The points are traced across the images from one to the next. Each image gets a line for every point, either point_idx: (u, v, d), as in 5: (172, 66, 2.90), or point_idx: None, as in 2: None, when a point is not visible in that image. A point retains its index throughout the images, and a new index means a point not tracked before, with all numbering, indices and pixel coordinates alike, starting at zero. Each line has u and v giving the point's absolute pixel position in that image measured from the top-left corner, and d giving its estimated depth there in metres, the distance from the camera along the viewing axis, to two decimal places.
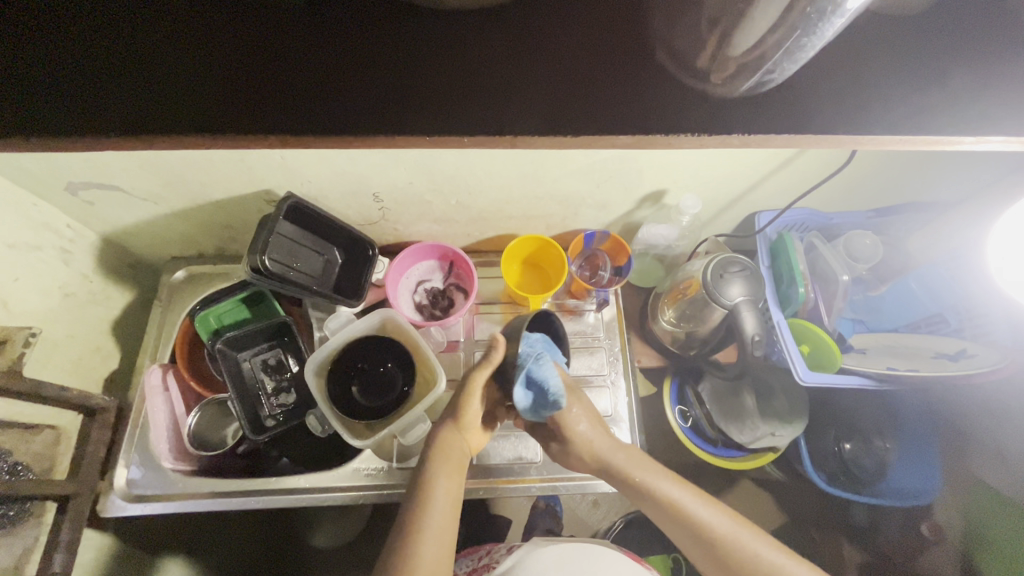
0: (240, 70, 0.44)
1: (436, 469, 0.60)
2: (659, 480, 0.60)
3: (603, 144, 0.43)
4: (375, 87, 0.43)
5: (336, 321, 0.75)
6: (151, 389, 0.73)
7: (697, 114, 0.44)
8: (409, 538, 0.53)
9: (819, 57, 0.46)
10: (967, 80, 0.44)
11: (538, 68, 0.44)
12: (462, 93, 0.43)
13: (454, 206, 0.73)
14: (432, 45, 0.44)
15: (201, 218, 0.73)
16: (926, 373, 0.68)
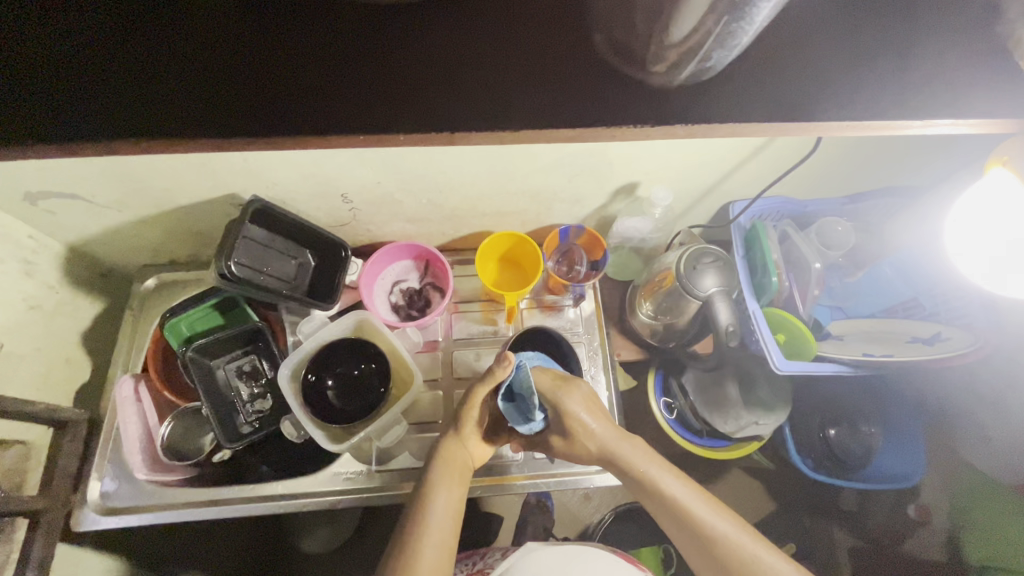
0: (193, 74, 0.43)
1: (436, 479, 0.61)
2: (663, 476, 0.60)
3: (545, 139, 0.43)
4: (328, 88, 0.43)
5: (309, 324, 0.74)
6: (122, 399, 0.71)
7: (640, 105, 0.43)
8: (404, 552, 0.55)
9: (767, 41, 0.45)
10: (909, 66, 0.44)
11: (484, 64, 0.43)
12: (411, 93, 0.43)
13: (426, 205, 0.72)
14: (379, 44, 0.44)
15: (168, 224, 0.71)
16: (903, 357, 0.68)
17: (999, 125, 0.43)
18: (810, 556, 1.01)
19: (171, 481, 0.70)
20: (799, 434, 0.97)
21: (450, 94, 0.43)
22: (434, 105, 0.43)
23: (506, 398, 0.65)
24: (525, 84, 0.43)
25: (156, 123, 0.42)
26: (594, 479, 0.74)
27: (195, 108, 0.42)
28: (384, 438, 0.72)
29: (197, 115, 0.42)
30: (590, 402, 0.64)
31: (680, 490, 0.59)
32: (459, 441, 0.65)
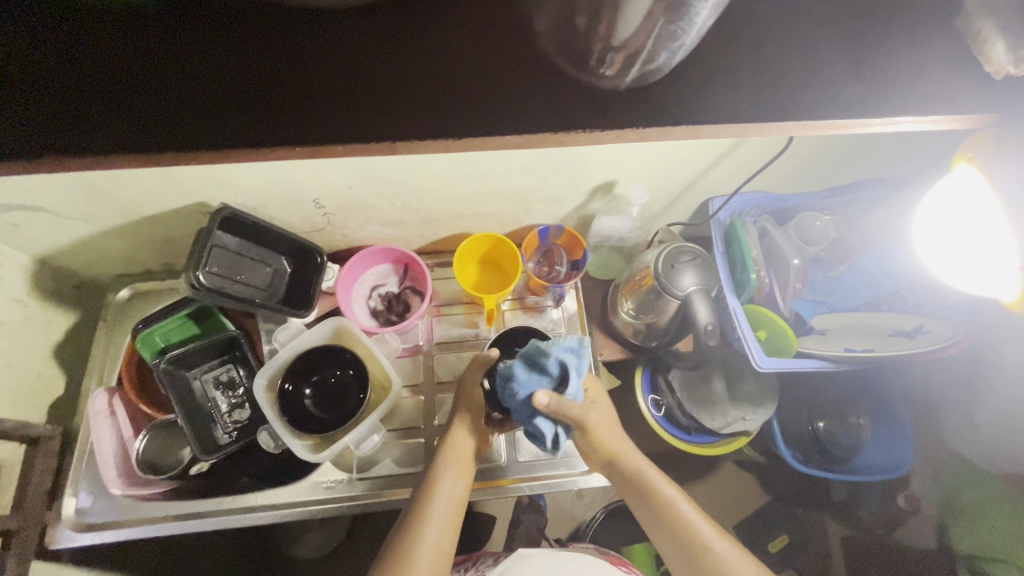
0: (147, 84, 0.41)
1: (442, 467, 0.60)
2: (679, 501, 0.58)
3: (493, 145, 0.42)
4: (284, 99, 0.42)
5: (285, 333, 0.72)
6: (96, 414, 0.69)
7: (591, 109, 0.43)
8: (408, 535, 0.54)
9: (726, 42, 0.45)
10: (859, 64, 0.44)
11: (438, 71, 0.43)
12: (365, 105, 0.42)
13: (401, 208, 0.71)
14: (334, 51, 0.43)
15: (138, 234, 0.69)
16: (883, 352, 0.67)
17: (956, 121, 0.44)
18: (802, 547, 1.00)
19: (150, 495, 0.69)
20: (787, 427, 0.96)
21: (401, 99, 0.42)
22: (392, 114, 0.42)
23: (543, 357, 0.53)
24: (474, 90, 0.42)
25: (100, 138, 0.40)
26: (579, 481, 0.73)
27: (150, 121, 0.41)
28: (362, 447, 0.70)
29: (147, 132, 0.41)
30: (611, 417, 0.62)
31: (695, 516, 0.57)
32: (466, 433, 0.64)
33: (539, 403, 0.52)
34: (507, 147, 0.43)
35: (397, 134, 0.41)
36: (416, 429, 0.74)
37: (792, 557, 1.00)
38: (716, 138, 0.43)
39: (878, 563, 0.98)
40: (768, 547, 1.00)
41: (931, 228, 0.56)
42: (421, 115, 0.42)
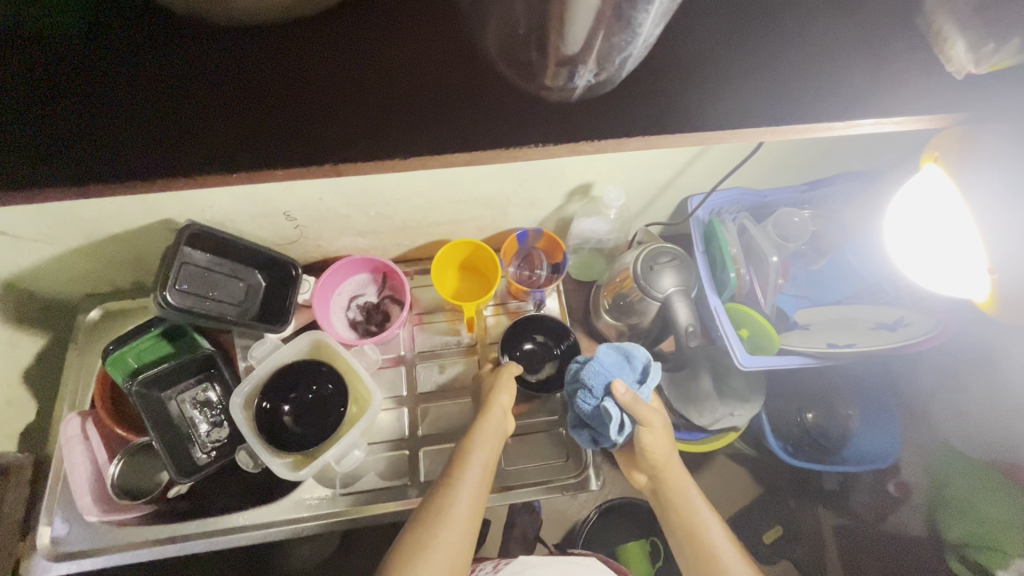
0: (87, 112, 0.40)
1: (476, 438, 0.63)
2: (709, 525, 0.62)
3: (440, 163, 0.41)
4: (236, 130, 0.41)
5: (261, 348, 0.71)
6: (68, 440, 0.68)
7: (547, 123, 0.43)
8: (443, 496, 0.58)
9: (685, 47, 0.44)
10: (821, 69, 0.44)
11: (382, 90, 0.42)
12: (308, 129, 0.41)
13: (375, 217, 0.69)
14: (275, 73, 0.42)
15: (104, 253, 0.67)
16: (865, 346, 0.67)
17: (918, 122, 0.44)
18: (795, 538, 1.01)
19: (128, 520, 0.67)
20: (776, 421, 0.96)
21: (345, 119, 0.42)
22: (336, 136, 0.41)
23: (635, 353, 0.66)
24: (422, 109, 0.42)
25: (37, 172, 0.39)
26: (569, 486, 0.72)
27: (93, 151, 0.40)
28: (344, 462, 0.69)
29: (98, 163, 0.40)
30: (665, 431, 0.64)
31: (720, 541, 0.61)
32: (501, 410, 0.66)
33: (618, 387, 0.61)
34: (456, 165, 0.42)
35: (336, 155, 0.41)
36: (400, 441, 0.73)
37: (786, 548, 1.00)
38: (676, 146, 0.43)
39: (869, 550, 0.99)
40: (761, 539, 1.00)
41: (900, 221, 0.55)
42: (364, 137, 0.42)
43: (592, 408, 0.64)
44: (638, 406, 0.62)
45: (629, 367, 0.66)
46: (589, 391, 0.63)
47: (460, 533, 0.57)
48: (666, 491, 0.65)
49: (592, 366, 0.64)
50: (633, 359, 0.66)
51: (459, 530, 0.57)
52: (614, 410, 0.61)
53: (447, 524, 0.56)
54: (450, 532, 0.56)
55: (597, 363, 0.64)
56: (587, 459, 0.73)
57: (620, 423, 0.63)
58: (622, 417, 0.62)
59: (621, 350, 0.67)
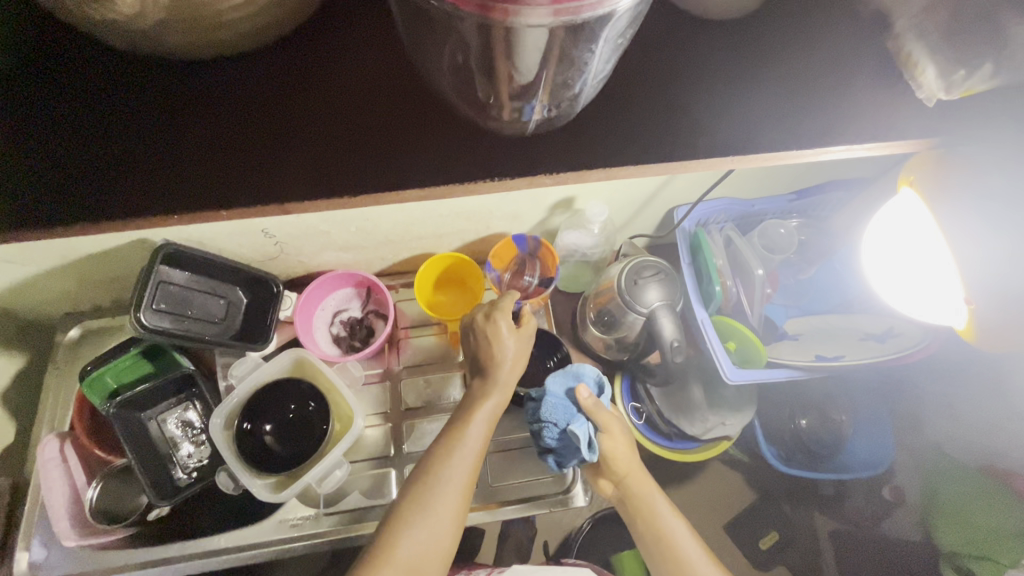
0: (22, 148, 0.41)
1: (471, 410, 0.59)
2: (680, 531, 0.63)
3: (396, 198, 0.42)
4: (177, 162, 0.42)
5: (242, 367, 0.69)
6: (45, 464, 0.65)
7: (518, 149, 0.43)
8: (434, 463, 0.56)
9: (663, 74, 0.45)
10: (787, 99, 0.45)
11: (328, 123, 0.43)
12: (252, 161, 0.42)
13: (357, 232, 0.68)
14: (242, 103, 0.43)
15: (81, 272, 0.66)
16: (852, 359, 0.66)
17: (889, 147, 0.45)
18: (793, 544, 0.97)
19: (107, 543, 0.66)
20: (769, 427, 0.94)
21: (294, 154, 0.42)
22: (289, 170, 0.42)
23: (580, 368, 0.67)
24: (388, 141, 0.42)
25: (14, 207, 0.40)
26: (559, 503, 0.71)
27: (71, 187, 0.41)
28: (326, 483, 0.67)
29: (81, 201, 0.40)
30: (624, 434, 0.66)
31: (688, 549, 0.62)
32: (501, 385, 0.60)
33: (581, 391, 0.64)
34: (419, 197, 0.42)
35: (283, 194, 0.41)
36: (385, 458, 0.72)
37: (783, 557, 0.97)
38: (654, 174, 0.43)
39: (869, 557, 0.95)
40: (756, 543, 0.97)
41: (879, 246, 0.58)
42: (312, 173, 0.41)
43: (560, 438, 0.64)
44: (598, 412, 0.64)
45: (578, 377, 0.67)
46: (552, 425, 0.63)
47: (451, 502, 0.54)
48: (630, 494, 0.65)
49: (548, 402, 0.64)
50: (582, 374, 0.67)
51: (453, 496, 0.55)
52: (580, 429, 0.61)
53: (437, 491, 0.54)
54: (442, 499, 0.54)
55: (550, 398, 0.64)
56: (574, 474, 0.72)
57: (589, 440, 0.63)
58: (589, 433, 0.63)
59: (566, 368, 0.68)
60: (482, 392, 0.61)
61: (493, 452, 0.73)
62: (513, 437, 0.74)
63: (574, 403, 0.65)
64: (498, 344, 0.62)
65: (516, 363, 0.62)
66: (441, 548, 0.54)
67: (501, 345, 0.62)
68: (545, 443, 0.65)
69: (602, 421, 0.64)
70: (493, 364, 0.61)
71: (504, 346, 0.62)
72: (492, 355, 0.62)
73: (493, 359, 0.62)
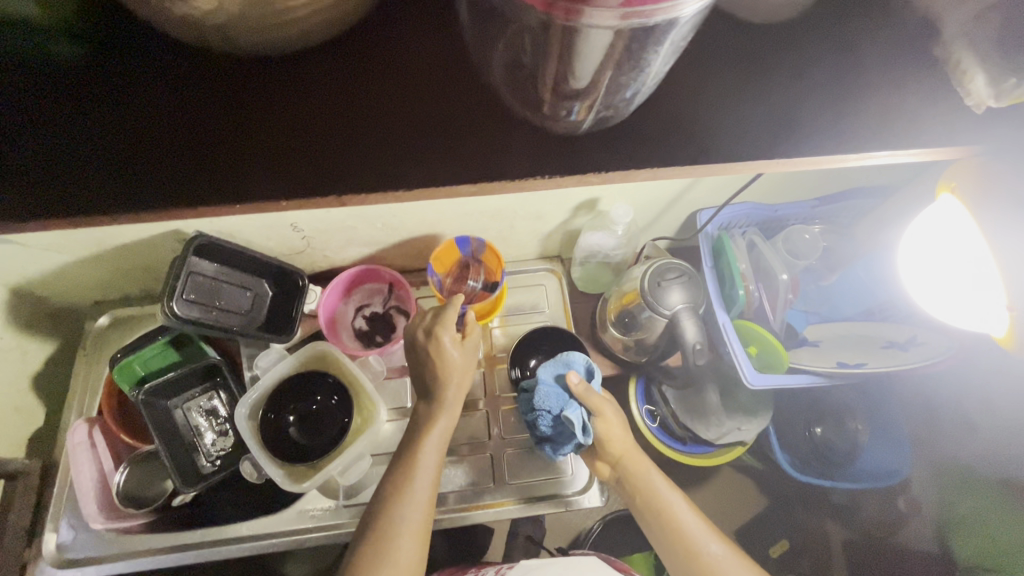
0: (87, 141, 0.43)
1: (419, 438, 0.59)
2: (690, 517, 0.61)
3: (447, 195, 0.44)
4: (238, 155, 0.44)
5: (267, 359, 0.71)
6: (75, 447, 0.67)
7: (559, 154, 0.45)
8: (393, 496, 0.56)
9: (707, 81, 0.47)
10: (828, 107, 0.46)
11: (384, 121, 0.44)
12: (300, 156, 0.44)
13: (382, 229, 0.68)
14: (289, 99, 0.45)
15: (113, 262, 0.67)
16: (875, 368, 0.67)
17: (933, 154, 0.46)
18: (803, 551, 0.97)
19: (132, 527, 0.67)
20: (785, 434, 0.94)
21: (352, 151, 0.44)
22: (334, 165, 0.43)
23: (567, 358, 0.68)
24: (430, 139, 0.44)
25: (79, 197, 0.42)
26: (574, 502, 0.71)
27: (130, 179, 0.43)
28: (348, 475, 0.69)
29: (138, 192, 0.43)
30: (620, 419, 0.65)
31: (698, 532, 0.60)
32: (447, 407, 0.61)
33: (572, 377, 0.63)
34: (463, 195, 0.44)
35: (341, 188, 0.43)
36: None
37: (793, 564, 0.97)
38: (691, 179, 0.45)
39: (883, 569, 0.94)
40: (768, 552, 0.97)
41: (918, 250, 0.54)
42: (358, 170, 0.43)
43: (554, 425, 0.65)
44: (590, 396, 0.63)
45: (569, 364, 0.67)
46: (545, 412, 0.64)
47: (418, 529, 0.55)
48: (629, 477, 0.64)
49: (539, 390, 0.64)
50: (573, 363, 0.67)
51: (414, 529, 0.55)
52: (573, 414, 0.62)
53: (399, 522, 0.54)
54: (406, 529, 0.54)
55: (543, 385, 0.65)
56: (589, 474, 0.72)
57: (583, 423, 0.63)
58: (582, 417, 0.63)
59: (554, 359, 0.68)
60: (429, 416, 0.61)
61: (509, 450, 0.73)
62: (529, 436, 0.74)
63: (566, 389, 0.65)
64: (438, 355, 0.62)
65: (461, 369, 0.63)
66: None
67: (444, 354, 0.62)
68: (541, 432, 0.66)
69: (595, 403, 0.63)
70: (442, 379, 0.62)
71: (448, 352, 0.62)
72: (437, 370, 0.62)
73: (441, 373, 0.62)
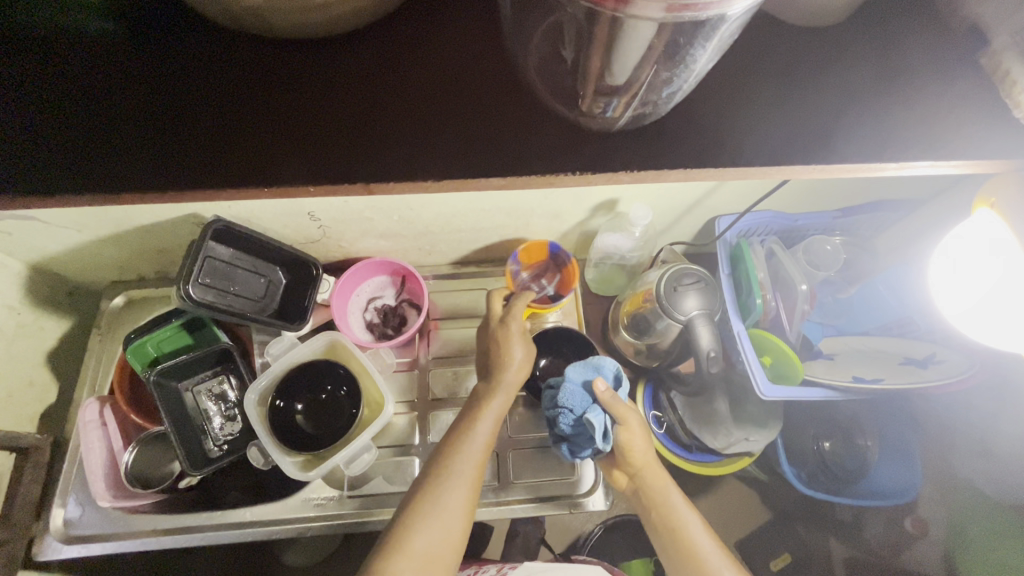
0: (135, 119, 0.44)
1: (477, 410, 0.60)
2: (699, 532, 0.61)
3: (476, 186, 0.43)
4: (277, 137, 0.44)
5: (279, 346, 0.71)
6: (86, 425, 0.68)
7: (594, 148, 0.45)
8: (444, 460, 0.57)
9: (745, 83, 0.47)
10: (867, 113, 0.46)
11: (418, 105, 0.44)
12: (331, 137, 0.43)
13: (398, 222, 0.68)
14: (327, 82, 0.45)
15: (131, 243, 0.67)
16: (893, 385, 0.65)
17: (975, 165, 0.45)
18: (806, 567, 0.95)
19: (139, 507, 0.68)
20: (791, 447, 0.93)
21: (385, 135, 0.44)
22: (367, 149, 0.43)
23: (598, 360, 0.67)
24: (462, 127, 0.44)
25: (123, 174, 0.43)
26: (580, 505, 0.70)
27: (171, 157, 0.43)
28: (353, 466, 0.68)
29: (178, 171, 0.43)
30: (644, 429, 0.65)
31: (708, 547, 0.60)
32: (509, 383, 0.62)
33: (598, 385, 0.62)
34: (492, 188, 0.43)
35: (370, 174, 0.43)
36: (407, 447, 0.72)
37: None
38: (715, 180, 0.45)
39: None
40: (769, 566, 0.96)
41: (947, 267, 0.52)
42: (389, 154, 0.43)
43: (575, 425, 0.64)
44: (615, 403, 0.62)
45: (599, 367, 0.66)
46: (568, 411, 0.64)
47: (466, 495, 0.55)
48: (646, 490, 0.64)
49: (566, 389, 0.64)
50: (601, 368, 0.66)
51: (462, 494, 0.55)
52: (596, 418, 0.61)
53: (449, 485, 0.55)
54: (453, 494, 0.54)
55: (568, 384, 0.64)
56: (596, 477, 0.72)
57: (604, 429, 0.62)
58: (604, 423, 0.62)
59: (582, 361, 0.67)
60: (488, 392, 0.62)
61: (515, 449, 0.73)
62: (535, 436, 0.74)
63: (591, 392, 0.64)
64: (504, 342, 0.64)
65: (527, 360, 0.64)
66: (452, 545, 0.54)
67: (510, 344, 0.64)
68: (561, 431, 0.65)
69: (621, 409, 0.62)
70: (501, 365, 0.63)
71: (513, 343, 0.64)
72: (501, 352, 0.63)
73: (500, 360, 0.63)
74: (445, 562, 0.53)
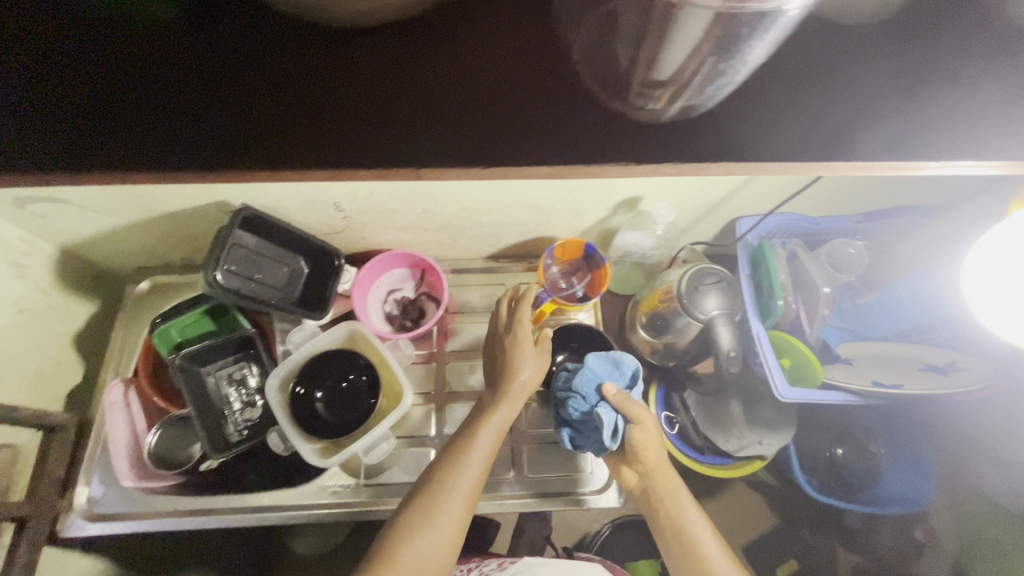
0: (171, 90, 0.42)
1: (479, 421, 0.61)
2: (704, 532, 0.61)
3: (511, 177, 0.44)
4: (316, 121, 0.43)
5: (301, 334, 0.72)
6: (111, 405, 0.70)
7: (627, 140, 0.45)
8: (441, 471, 0.57)
9: (787, 74, 0.46)
10: (910, 112, 0.45)
11: (451, 89, 0.44)
12: (363, 125, 0.43)
13: (421, 215, 0.69)
14: (361, 61, 0.43)
15: (159, 229, 0.69)
16: (913, 390, 0.65)
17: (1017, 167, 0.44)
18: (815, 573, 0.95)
19: (157, 487, 0.69)
20: (804, 452, 0.92)
21: (417, 123, 0.44)
22: (399, 137, 0.44)
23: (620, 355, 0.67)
24: (495, 118, 0.44)
25: (169, 152, 0.43)
26: (585, 500, 0.71)
27: (216, 136, 0.43)
28: (372, 454, 0.67)
29: (224, 153, 0.43)
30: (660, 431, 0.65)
31: (712, 550, 0.60)
32: (513, 395, 0.62)
33: (608, 386, 0.63)
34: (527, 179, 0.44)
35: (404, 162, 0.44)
36: (423, 438, 0.73)
37: None
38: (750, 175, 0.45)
39: None
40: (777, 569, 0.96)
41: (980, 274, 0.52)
42: (422, 142, 0.44)
43: (584, 413, 0.65)
44: (630, 404, 0.62)
45: (620, 362, 0.67)
46: (580, 397, 0.64)
47: (461, 508, 0.56)
48: (657, 490, 0.64)
49: (582, 373, 0.65)
50: (621, 365, 0.66)
51: (458, 506, 0.55)
52: (606, 414, 0.62)
53: (446, 495, 0.55)
54: (450, 506, 0.55)
55: (586, 371, 0.65)
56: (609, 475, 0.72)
57: (614, 428, 0.63)
58: (615, 420, 0.63)
59: (604, 353, 0.68)
60: (491, 404, 0.62)
61: (529, 443, 0.73)
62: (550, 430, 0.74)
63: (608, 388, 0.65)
64: (512, 350, 0.65)
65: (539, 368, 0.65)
66: (444, 555, 0.54)
67: (517, 352, 0.65)
68: (568, 414, 0.66)
69: (636, 409, 0.63)
70: (508, 376, 0.63)
71: (521, 347, 0.65)
72: (507, 365, 0.64)
73: (509, 368, 0.64)
74: (437, 570, 0.54)
